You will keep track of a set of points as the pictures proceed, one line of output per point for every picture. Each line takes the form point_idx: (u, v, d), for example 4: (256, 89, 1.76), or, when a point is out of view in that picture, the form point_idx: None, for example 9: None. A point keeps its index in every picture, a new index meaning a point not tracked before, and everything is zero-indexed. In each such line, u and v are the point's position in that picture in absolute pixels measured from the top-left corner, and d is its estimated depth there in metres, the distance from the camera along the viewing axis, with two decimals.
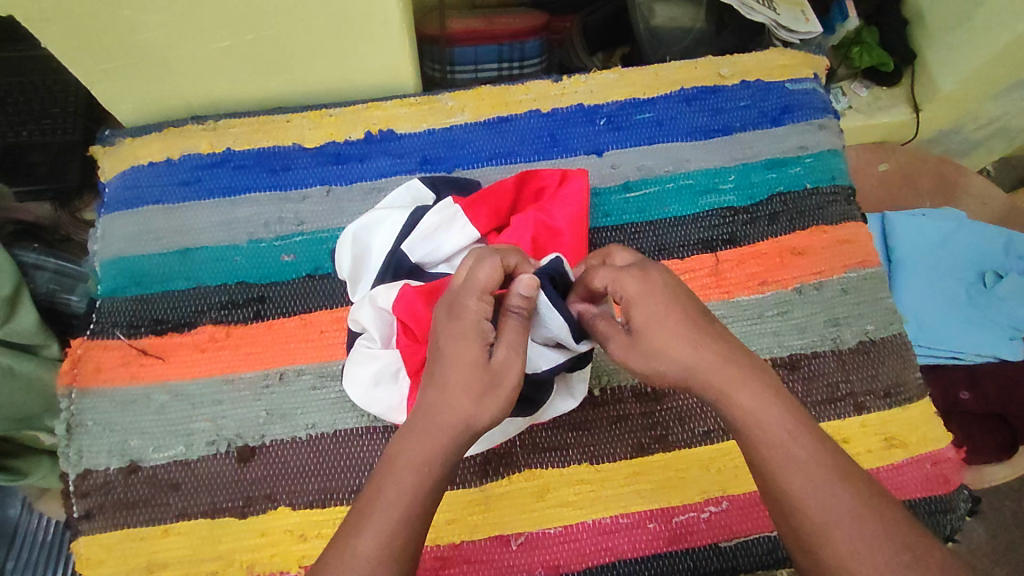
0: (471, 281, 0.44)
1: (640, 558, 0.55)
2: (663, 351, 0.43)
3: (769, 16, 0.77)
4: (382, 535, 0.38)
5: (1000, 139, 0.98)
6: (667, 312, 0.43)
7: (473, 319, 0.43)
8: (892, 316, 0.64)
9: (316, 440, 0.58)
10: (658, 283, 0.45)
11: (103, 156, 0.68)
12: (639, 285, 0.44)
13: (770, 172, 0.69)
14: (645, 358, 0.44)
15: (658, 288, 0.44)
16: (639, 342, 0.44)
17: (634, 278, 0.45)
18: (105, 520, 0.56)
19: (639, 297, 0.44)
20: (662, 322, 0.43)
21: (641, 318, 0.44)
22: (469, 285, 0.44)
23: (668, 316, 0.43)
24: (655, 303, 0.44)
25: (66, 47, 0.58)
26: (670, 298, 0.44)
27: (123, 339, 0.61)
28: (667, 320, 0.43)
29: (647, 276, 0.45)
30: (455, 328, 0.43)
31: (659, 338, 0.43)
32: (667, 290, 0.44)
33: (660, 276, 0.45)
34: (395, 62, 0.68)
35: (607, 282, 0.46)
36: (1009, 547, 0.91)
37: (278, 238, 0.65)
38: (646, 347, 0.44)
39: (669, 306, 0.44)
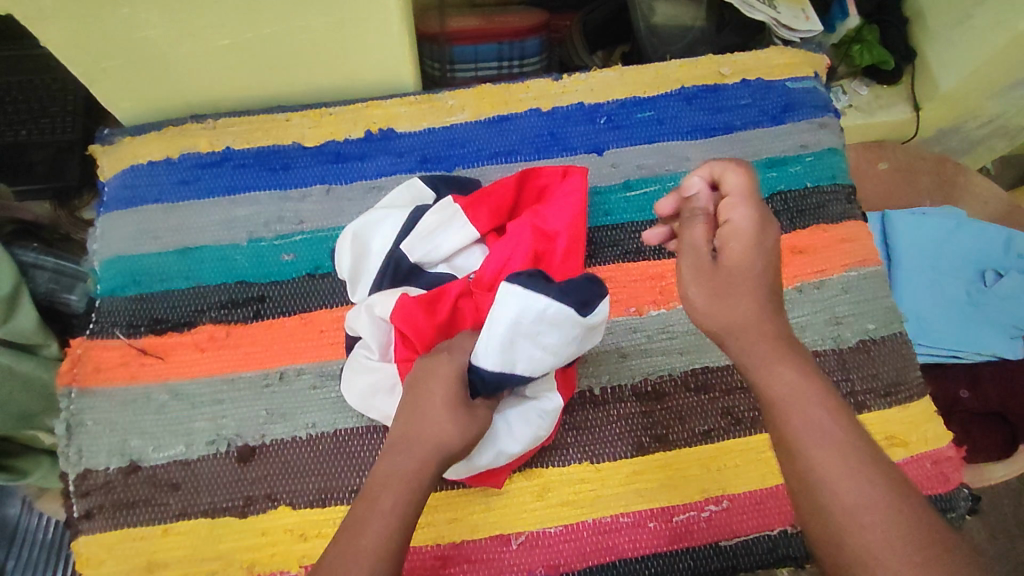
0: (458, 341, 0.48)
1: (640, 557, 0.55)
2: (731, 295, 0.40)
3: (769, 14, 0.77)
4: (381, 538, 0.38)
5: (1000, 138, 0.98)
6: (760, 268, 0.41)
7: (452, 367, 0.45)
8: (892, 315, 0.64)
9: (316, 440, 0.58)
10: (768, 241, 0.41)
11: (102, 155, 0.68)
12: (756, 222, 0.41)
13: (770, 171, 0.69)
14: (710, 294, 0.41)
15: (767, 239, 0.41)
16: (715, 276, 0.41)
17: (750, 216, 0.41)
18: (105, 520, 0.56)
19: (745, 238, 0.41)
20: (749, 271, 0.41)
21: (734, 259, 0.41)
22: (455, 343, 0.48)
23: (758, 272, 0.41)
24: (756, 253, 0.41)
25: (65, 46, 0.57)
26: (767, 255, 0.41)
27: (123, 339, 0.61)
28: (756, 273, 0.41)
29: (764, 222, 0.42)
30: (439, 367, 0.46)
31: (737, 284, 0.40)
32: (770, 250, 0.41)
33: (773, 236, 0.42)
34: (394, 60, 0.67)
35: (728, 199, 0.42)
36: (1009, 545, 0.91)
37: (278, 238, 0.65)
38: (720, 286, 0.41)
39: (762, 261, 0.41)
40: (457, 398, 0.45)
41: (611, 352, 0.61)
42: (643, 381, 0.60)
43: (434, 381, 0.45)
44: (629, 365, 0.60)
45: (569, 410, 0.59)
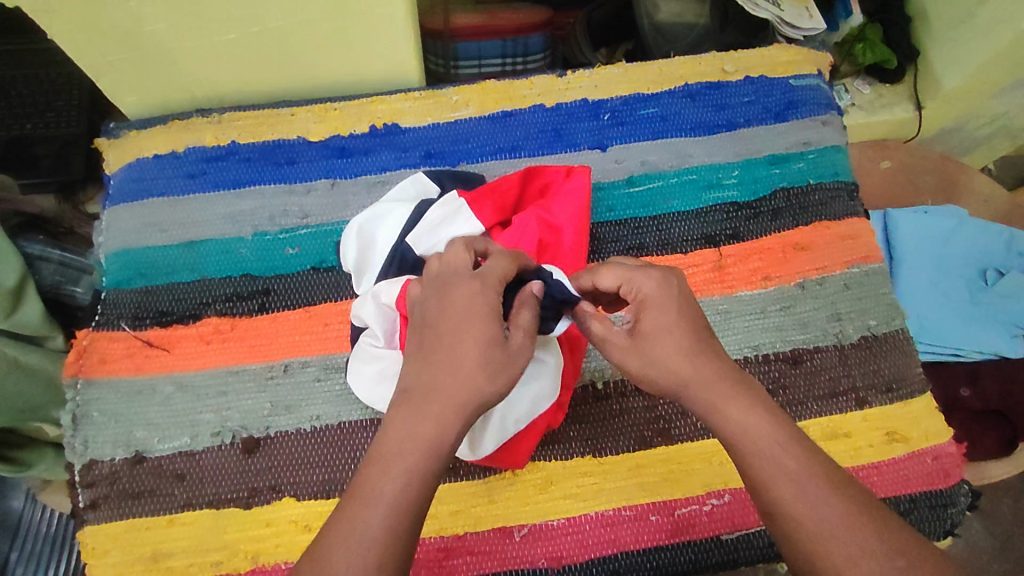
0: (489, 270, 0.44)
1: (641, 550, 0.56)
2: (658, 356, 0.44)
3: (773, 11, 0.77)
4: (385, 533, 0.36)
5: (1002, 137, 0.98)
6: (675, 323, 0.45)
7: (490, 297, 0.43)
8: (894, 311, 0.64)
9: (320, 431, 0.58)
10: (675, 292, 0.46)
11: (108, 149, 0.68)
12: (656, 287, 0.45)
13: (773, 168, 0.69)
14: (642, 363, 0.45)
15: (674, 298, 0.45)
16: (639, 346, 0.45)
17: (650, 281, 0.46)
18: (110, 510, 0.56)
19: (652, 303, 0.45)
20: (667, 330, 0.44)
21: (649, 324, 0.45)
22: (489, 274, 0.44)
23: (675, 326, 0.45)
24: (666, 310, 0.45)
25: (71, 39, 0.58)
26: (682, 311, 0.45)
27: (128, 331, 0.61)
28: (674, 329, 0.44)
29: (663, 281, 0.46)
30: (472, 304, 0.42)
31: (659, 346, 0.44)
32: (680, 300, 0.46)
33: (677, 286, 0.46)
34: (399, 55, 0.68)
35: (619, 283, 0.47)
36: (1008, 543, 0.91)
37: (283, 231, 0.65)
38: (646, 352, 0.44)
39: (679, 318, 0.45)
40: (499, 334, 0.42)
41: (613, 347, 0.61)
42: None
43: (462, 320, 0.42)
44: None
45: (572, 404, 0.59)
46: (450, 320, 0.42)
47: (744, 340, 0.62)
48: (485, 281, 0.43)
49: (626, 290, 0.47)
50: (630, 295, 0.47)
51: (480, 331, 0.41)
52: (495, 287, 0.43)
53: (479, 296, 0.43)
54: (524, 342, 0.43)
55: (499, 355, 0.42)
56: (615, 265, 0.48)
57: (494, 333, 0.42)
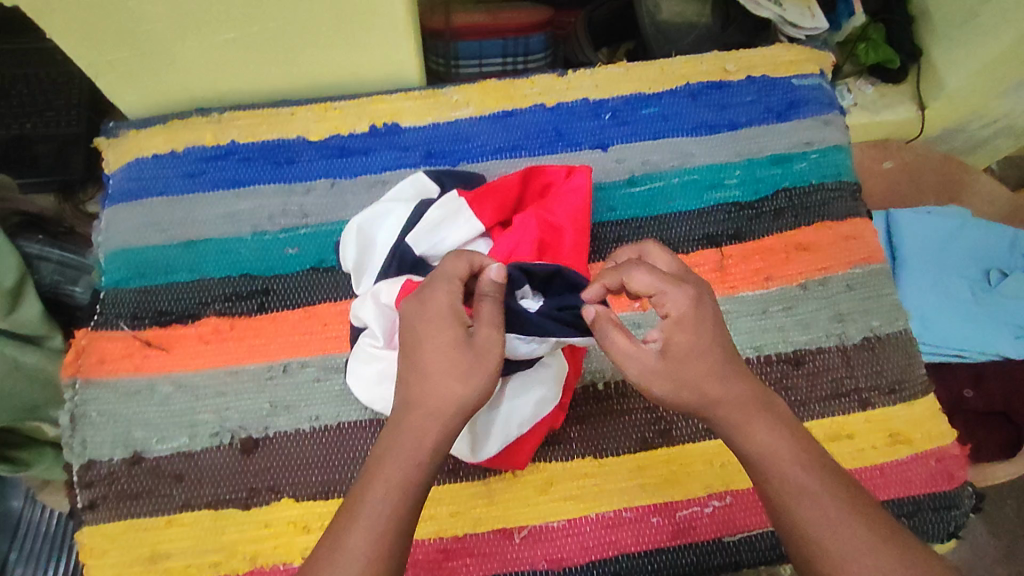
0: (439, 272, 0.45)
1: (642, 552, 0.55)
2: (690, 380, 0.43)
3: (775, 11, 0.77)
4: (377, 534, 0.38)
5: (1006, 138, 0.97)
6: (708, 345, 0.44)
7: (441, 300, 0.43)
8: (896, 312, 0.64)
9: (319, 432, 0.58)
10: (708, 312, 0.44)
11: (107, 148, 0.68)
12: (692, 305, 0.44)
13: (775, 167, 0.69)
14: (674, 387, 0.43)
15: (706, 317, 0.44)
16: (671, 368, 0.43)
17: (686, 299, 0.44)
18: (107, 510, 0.56)
19: (685, 323, 0.43)
20: (699, 353, 0.44)
21: (683, 346, 0.43)
22: (438, 276, 0.45)
23: (708, 349, 0.44)
24: (700, 332, 0.44)
25: (69, 38, 0.57)
26: (714, 331, 0.44)
27: (126, 331, 0.61)
28: (706, 351, 0.44)
29: (698, 298, 0.44)
30: (426, 311, 0.43)
31: (694, 371, 0.43)
32: (713, 320, 0.44)
33: (709, 305, 0.45)
34: (399, 55, 0.67)
35: (653, 291, 0.44)
36: (1012, 546, 0.90)
37: (282, 231, 0.65)
38: (678, 375, 0.43)
39: (711, 340, 0.44)
40: (460, 334, 0.43)
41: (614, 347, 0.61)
42: None
43: (427, 327, 0.43)
44: None
45: (573, 405, 0.59)
46: (414, 326, 0.44)
47: (746, 341, 0.62)
48: (437, 285, 0.44)
49: (659, 303, 0.44)
50: (661, 309, 0.44)
51: (440, 336, 0.43)
52: (443, 286, 0.44)
53: (431, 301, 0.43)
54: (490, 334, 0.43)
55: (467, 355, 0.42)
56: (651, 269, 0.44)
57: (455, 334, 0.42)
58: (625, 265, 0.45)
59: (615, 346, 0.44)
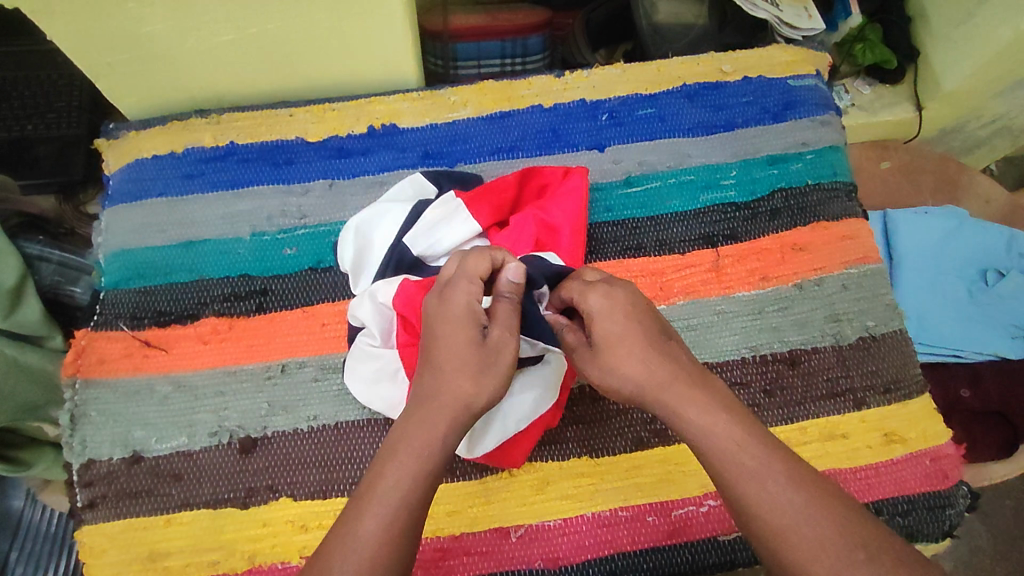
0: (459, 270, 0.46)
1: (639, 551, 0.55)
2: (618, 367, 0.45)
3: (772, 12, 0.77)
4: (385, 522, 0.38)
5: (1003, 138, 0.98)
6: (626, 330, 0.45)
7: (459, 301, 0.45)
8: (892, 312, 0.64)
9: (317, 432, 0.58)
10: (622, 301, 0.46)
11: (107, 150, 0.69)
12: (603, 299, 0.46)
13: (771, 168, 0.69)
14: (604, 373, 0.46)
15: (621, 307, 0.46)
16: (599, 356, 0.46)
17: (596, 294, 0.47)
18: (108, 509, 0.56)
19: (600, 313, 0.46)
20: (620, 340, 0.45)
21: (602, 336, 0.46)
22: (458, 274, 0.46)
23: (627, 335, 0.45)
24: (615, 320, 0.45)
25: (68, 39, 0.58)
26: (632, 318, 0.46)
27: (126, 331, 0.62)
28: (626, 337, 0.45)
29: (608, 292, 0.47)
30: (444, 311, 0.45)
31: (616, 356, 0.45)
32: (628, 307, 0.46)
33: (623, 294, 0.47)
34: (397, 57, 0.68)
35: (573, 296, 0.48)
36: (1009, 546, 0.90)
37: (280, 232, 0.65)
38: (605, 362, 0.46)
39: (630, 326, 0.45)
40: (477, 336, 0.44)
41: None
42: None
43: (445, 326, 0.44)
44: None
45: (570, 405, 0.59)
46: (433, 325, 0.45)
47: (742, 341, 0.62)
48: (458, 285, 0.45)
49: (579, 302, 0.48)
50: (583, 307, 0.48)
51: (457, 336, 0.44)
52: (463, 286, 0.45)
53: (451, 303, 0.45)
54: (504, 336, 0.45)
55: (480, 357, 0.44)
56: (572, 281, 0.49)
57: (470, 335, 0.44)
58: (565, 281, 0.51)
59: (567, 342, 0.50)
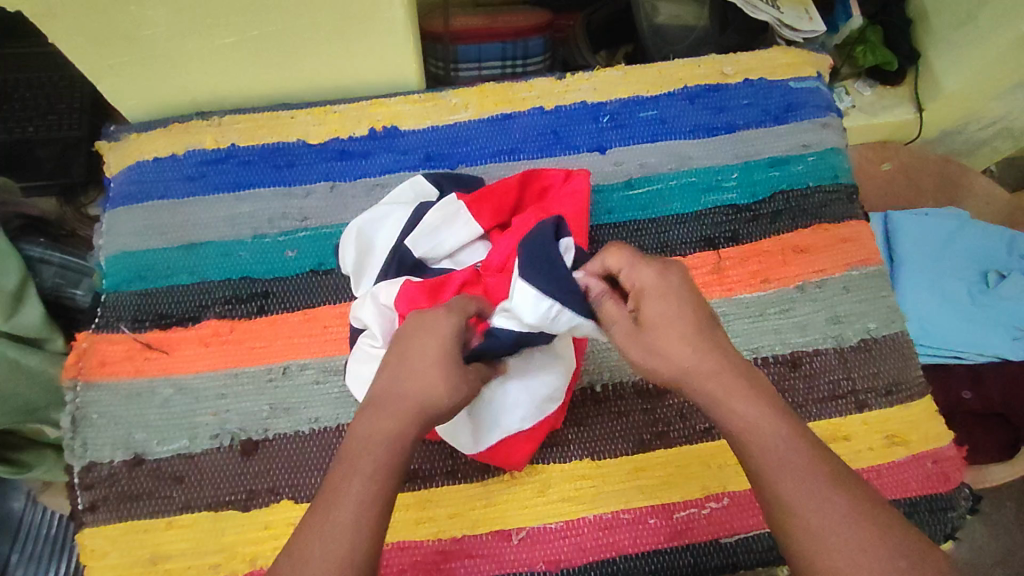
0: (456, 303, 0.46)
1: (641, 553, 0.55)
2: (662, 348, 0.43)
3: (773, 14, 0.77)
4: (362, 511, 0.38)
5: (1003, 140, 0.98)
6: (678, 312, 0.44)
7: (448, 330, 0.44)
8: (893, 314, 0.64)
9: (319, 434, 0.58)
10: (675, 283, 0.45)
11: (108, 152, 0.69)
12: (658, 276, 0.45)
13: (773, 170, 0.69)
14: (644, 352, 0.44)
15: (674, 288, 0.45)
16: (643, 336, 0.44)
17: (651, 271, 0.45)
18: (109, 512, 0.56)
19: (654, 291, 0.44)
20: (671, 321, 0.43)
21: (653, 315, 0.44)
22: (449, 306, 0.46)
23: (678, 316, 0.44)
24: (668, 301, 0.44)
25: (70, 42, 0.58)
26: (684, 301, 0.44)
27: (127, 334, 0.62)
28: (676, 320, 0.43)
29: (663, 272, 0.45)
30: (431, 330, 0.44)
31: (664, 337, 0.43)
32: (682, 290, 0.45)
33: (678, 276, 0.45)
34: (399, 59, 0.68)
35: (623, 267, 0.47)
36: (1010, 548, 0.90)
37: (282, 234, 0.65)
38: (649, 342, 0.44)
39: (682, 307, 0.44)
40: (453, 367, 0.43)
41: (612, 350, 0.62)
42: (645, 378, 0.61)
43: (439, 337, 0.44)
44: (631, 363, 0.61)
45: (571, 407, 0.59)
46: (414, 337, 0.44)
47: (743, 343, 0.62)
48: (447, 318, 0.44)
49: (629, 276, 0.46)
50: (631, 282, 0.46)
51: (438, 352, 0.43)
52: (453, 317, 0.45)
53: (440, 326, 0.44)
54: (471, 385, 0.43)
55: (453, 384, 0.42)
56: (623, 251, 0.47)
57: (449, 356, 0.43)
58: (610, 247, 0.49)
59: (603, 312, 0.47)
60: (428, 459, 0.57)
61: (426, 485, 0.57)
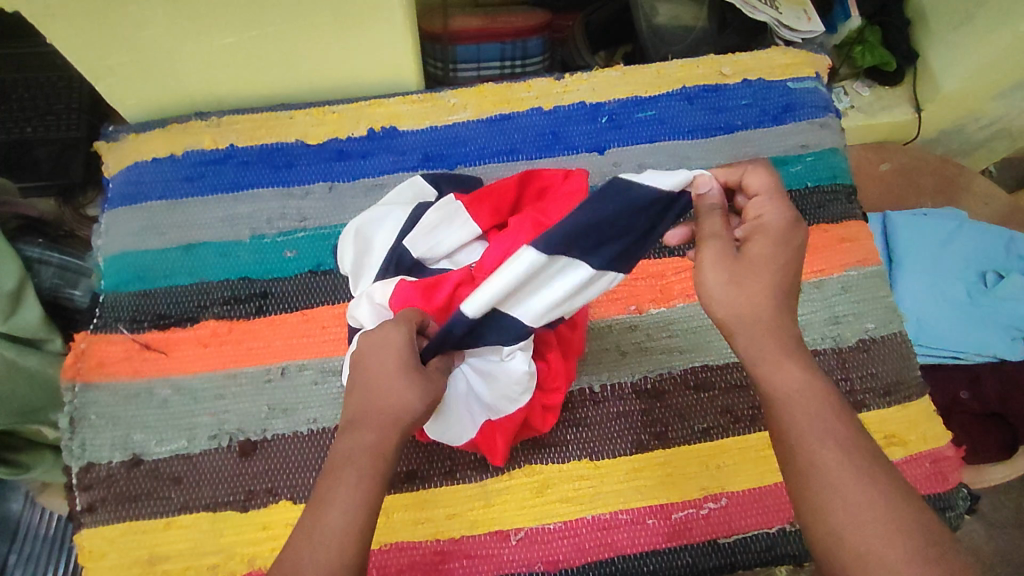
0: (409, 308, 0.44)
1: (639, 553, 0.55)
2: (749, 283, 0.42)
3: (771, 14, 0.78)
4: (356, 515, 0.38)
5: (1001, 140, 0.98)
6: (782, 263, 0.43)
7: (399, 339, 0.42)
8: (891, 314, 0.64)
9: (317, 435, 0.58)
10: (795, 242, 0.43)
11: (107, 152, 0.69)
12: (785, 223, 0.43)
13: (771, 171, 0.69)
14: (727, 280, 0.42)
15: (790, 242, 0.43)
16: (737, 266, 0.42)
17: (779, 217, 0.44)
18: (107, 513, 0.56)
19: (772, 235, 0.43)
20: (771, 265, 0.42)
21: (757, 254, 0.42)
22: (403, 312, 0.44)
23: (779, 266, 0.42)
24: (779, 250, 0.43)
25: (69, 42, 0.58)
26: (791, 256, 0.43)
27: (125, 334, 0.62)
28: (775, 268, 0.42)
29: (794, 223, 0.43)
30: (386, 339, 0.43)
31: (756, 276, 0.42)
32: (796, 250, 0.43)
33: (800, 236, 0.44)
34: (397, 60, 0.68)
35: (756, 200, 0.45)
36: (1009, 548, 0.91)
37: (280, 234, 0.65)
38: (739, 274, 0.42)
39: (785, 259, 0.43)
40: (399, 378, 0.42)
41: (610, 350, 0.62)
42: (643, 378, 0.61)
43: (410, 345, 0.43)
44: (630, 363, 0.61)
45: (569, 407, 0.59)
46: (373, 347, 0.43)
47: None
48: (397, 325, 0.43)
49: (756, 210, 0.44)
50: (754, 217, 0.44)
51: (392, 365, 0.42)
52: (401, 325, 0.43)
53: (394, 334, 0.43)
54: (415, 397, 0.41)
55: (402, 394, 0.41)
56: (767, 185, 0.45)
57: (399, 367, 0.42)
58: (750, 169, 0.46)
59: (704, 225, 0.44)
60: (425, 460, 0.57)
61: (424, 486, 0.57)
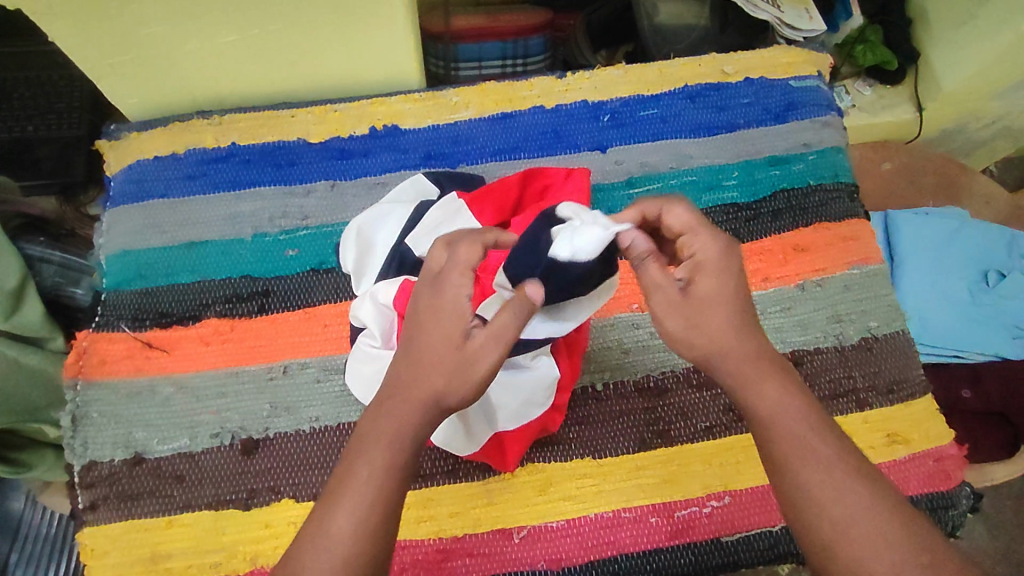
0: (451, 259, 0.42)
1: (642, 552, 0.55)
2: (706, 325, 0.41)
3: (773, 13, 0.77)
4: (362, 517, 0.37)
5: (1003, 139, 0.98)
6: (732, 294, 0.41)
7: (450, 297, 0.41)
8: (894, 313, 0.64)
9: (319, 433, 0.58)
10: (734, 268, 0.42)
11: (109, 150, 0.68)
12: (721, 252, 0.42)
13: (773, 169, 0.69)
14: (686, 325, 0.41)
15: (733, 269, 0.42)
16: (690, 308, 0.41)
17: (714, 244, 0.42)
18: (110, 511, 0.56)
19: (711, 267, 0.42)
20: (720, 302, 0.41)
21: (703, 291, 0.41)
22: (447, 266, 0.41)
23: (729, 299, 0.41)
24: (724, 280, 0.42)
25: (70, 41, 0.58)
26: (737, 283, 0.42)
27: (128, 332, 0.61)
28: (726, 302, 0.41)
29: (729, 249, 0.42)
30: (435, 303, 0.41)
31: (711, 316, 0.41)
32: (739, 275, 0.42)
33: (739, 258, 0.42)
34: (399, 58, 0.68)
35: (684, 231, 0.43)
36: (1010, 547, 0.90)
37: (283, 233, 0.65)
38: (694, 317, 0.41)
39: (733, 288, 0.42)
40: (455, 337, 0.40)
41: (612, 349, 0.61)
42: (646, 377, 0.61)
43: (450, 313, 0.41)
44: (632, 362, 0.61)
45: (571, 406, 0.59)
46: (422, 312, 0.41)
47: None
48: (451, 280, 0.41)
49: (688, 242, 0.43)
50: (687, 251, 0.42)
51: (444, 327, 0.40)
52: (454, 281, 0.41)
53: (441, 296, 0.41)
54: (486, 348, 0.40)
55: (456, 357, 0.40)
56: (689, 212, 0.43)
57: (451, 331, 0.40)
58: (669, 200, 0.44)
59: (645, 275, 0.42)
60: (428, 458, 0.57)
61: (427, 484, 0.56)
